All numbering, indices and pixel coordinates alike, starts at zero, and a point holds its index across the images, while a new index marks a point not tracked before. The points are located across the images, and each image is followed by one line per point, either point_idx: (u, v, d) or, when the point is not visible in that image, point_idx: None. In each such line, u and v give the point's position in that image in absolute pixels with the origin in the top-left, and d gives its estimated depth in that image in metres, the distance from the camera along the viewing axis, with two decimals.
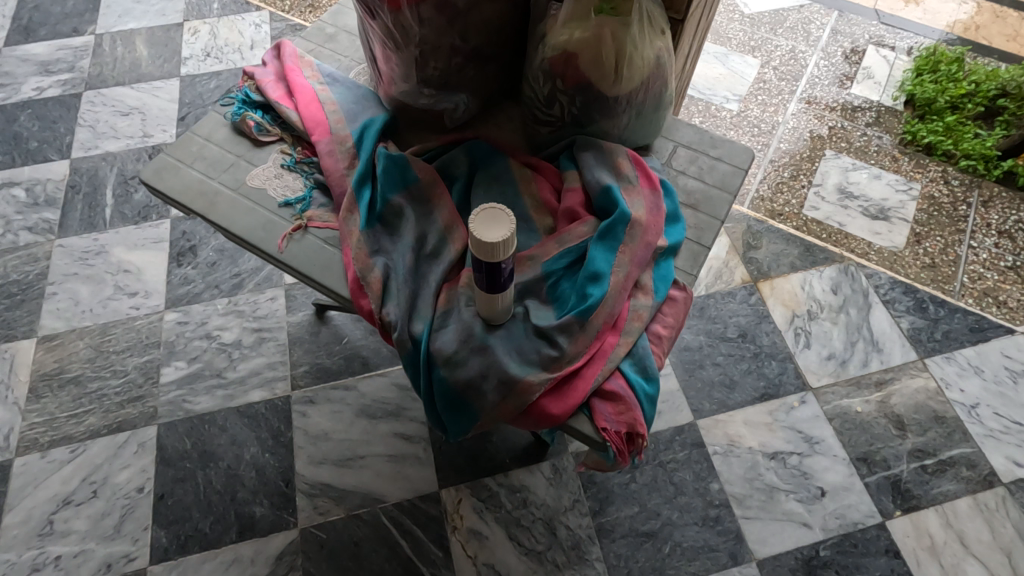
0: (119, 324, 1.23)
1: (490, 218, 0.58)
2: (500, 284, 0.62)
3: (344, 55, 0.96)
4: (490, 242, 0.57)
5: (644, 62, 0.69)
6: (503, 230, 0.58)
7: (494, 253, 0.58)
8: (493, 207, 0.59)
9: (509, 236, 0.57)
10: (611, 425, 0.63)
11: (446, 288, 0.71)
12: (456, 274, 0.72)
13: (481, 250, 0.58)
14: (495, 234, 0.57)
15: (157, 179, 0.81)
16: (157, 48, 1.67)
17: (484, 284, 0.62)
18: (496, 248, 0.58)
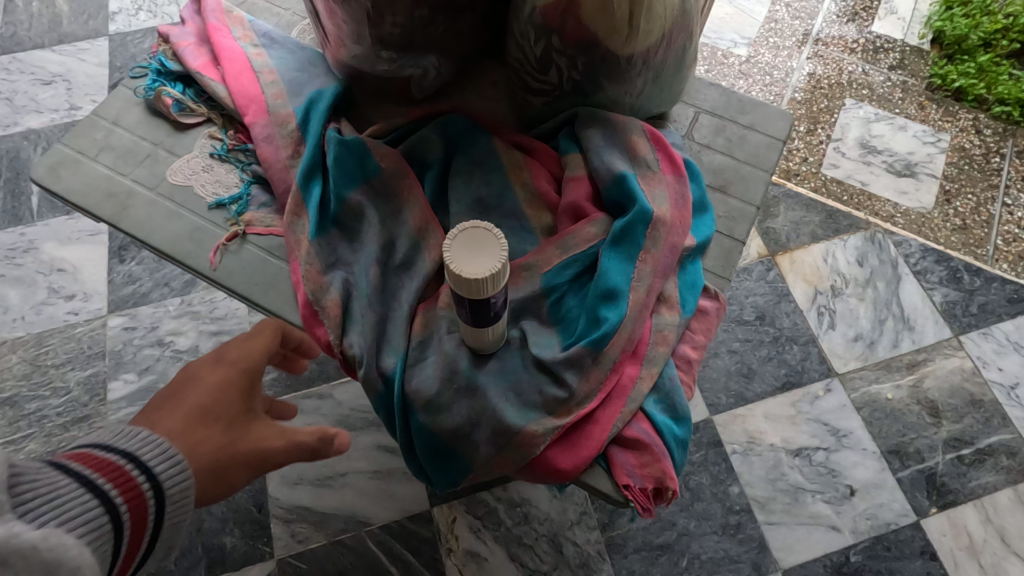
0: (56, 333, 1.08)
1: (474, 241, 0.45)
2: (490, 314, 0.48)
3: (284, 7, 0.77)
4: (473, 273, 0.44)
5: (667, 9, 0.53)
6: (490, 255, 0.44)
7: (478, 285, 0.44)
8: (479, 226, 0.45)
9: (499, 269, 0.44)
10: (635, 482, 0.51)
11: (422, 310, 0.57)
12: (434, 290, 0.58)
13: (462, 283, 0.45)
14: (479, 263, 0.44)
15: (52, 177, 0.65)
16: (78, 2, 1.43)
17: (469, 316, 0.48)
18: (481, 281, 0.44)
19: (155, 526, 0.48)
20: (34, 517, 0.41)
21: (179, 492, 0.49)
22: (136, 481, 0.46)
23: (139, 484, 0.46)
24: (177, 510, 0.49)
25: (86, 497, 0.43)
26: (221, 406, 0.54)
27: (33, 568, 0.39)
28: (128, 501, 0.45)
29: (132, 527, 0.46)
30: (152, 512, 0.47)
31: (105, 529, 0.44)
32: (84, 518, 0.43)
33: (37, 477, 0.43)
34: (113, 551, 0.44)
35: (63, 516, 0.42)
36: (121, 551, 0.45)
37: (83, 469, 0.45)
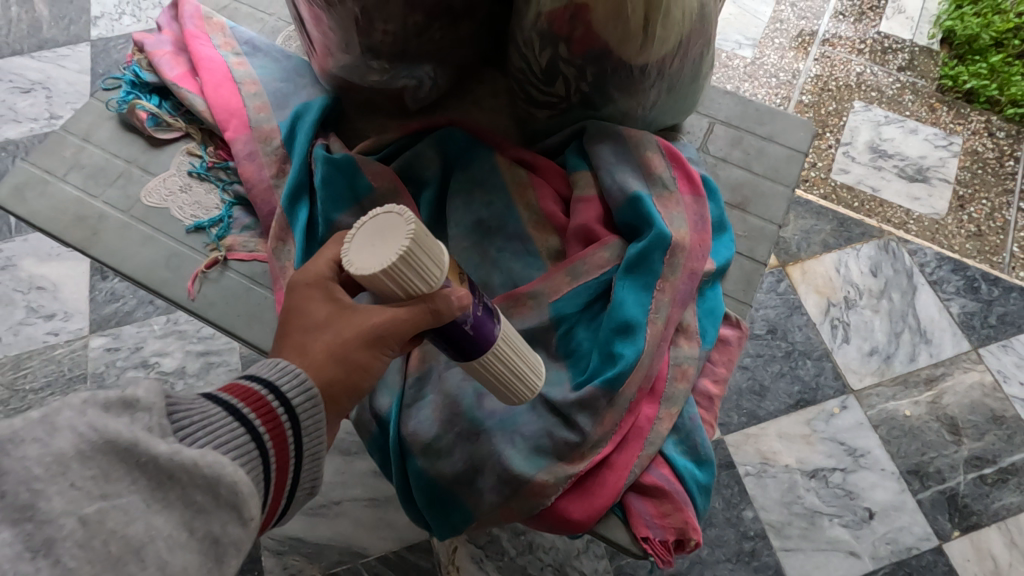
0: (35, 355, 1.03)
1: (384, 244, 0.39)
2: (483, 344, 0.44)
3: (268, 13, 0.73)
4: (408, 263, 0.38)
5: (684, 14, 0.48)
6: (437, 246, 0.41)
7: (428, 280, 0.39)
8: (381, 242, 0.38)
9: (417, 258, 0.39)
10: (654, 534, 0.47)
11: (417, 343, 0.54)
12: None
13: (398, 276, 0.38)
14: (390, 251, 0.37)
15: (16, 200, 0.60)
16: (59, 7, 1.38)
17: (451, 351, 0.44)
18: (431, 277, 0.39)
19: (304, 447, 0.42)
20: (189, 438, 0.37)
21: (316, 425, 0.43)
22: (282, 410, 0.41)
23: (276, 405, 0.41)
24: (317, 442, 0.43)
25: (234, 424, 0.39)
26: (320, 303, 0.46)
27: (192, 490, 0.35)
28: (277, 423, 0.40)
29: (281, 449, 0.40)
30: (305, 430, 0.42)
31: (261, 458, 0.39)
32: (240, 444, 0.38)
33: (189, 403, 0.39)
34: (268, 490, 0.40)
35: (211, 436, 0.37)
36: (275, 484, 0.41)
37: (225, 389, 0.41)
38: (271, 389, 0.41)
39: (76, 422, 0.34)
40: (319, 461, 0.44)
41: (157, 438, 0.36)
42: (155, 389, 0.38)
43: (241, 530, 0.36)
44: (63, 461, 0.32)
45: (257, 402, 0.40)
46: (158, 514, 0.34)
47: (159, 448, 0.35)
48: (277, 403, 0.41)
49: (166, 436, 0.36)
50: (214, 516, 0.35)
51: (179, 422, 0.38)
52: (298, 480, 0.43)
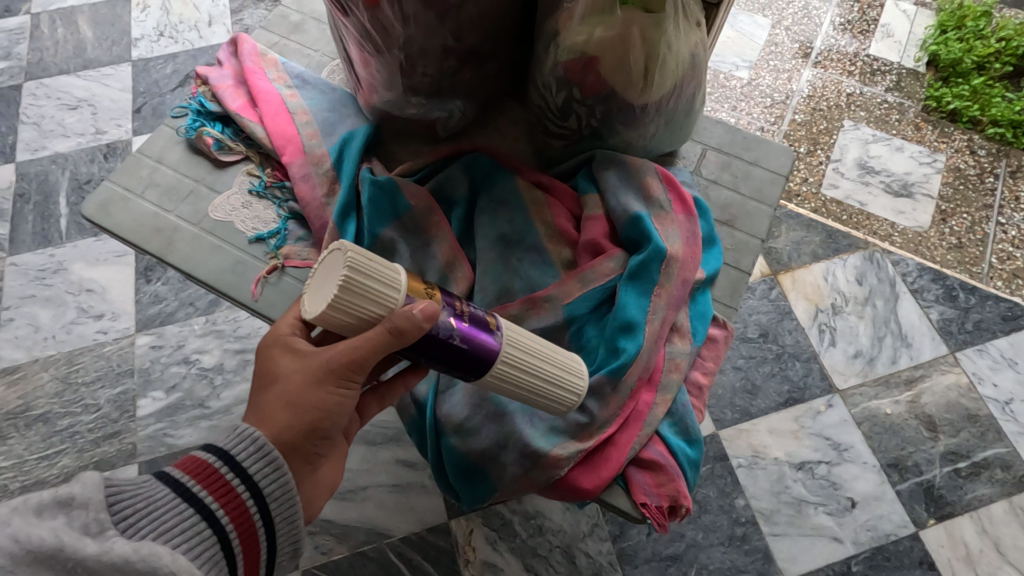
0: (86, 351, 1.12)
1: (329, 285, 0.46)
2: (477, 353, 0.49)
3: (314, 48, 0.82)
4: (356, 293, 0.45)
5: (678, 64, 0.58)
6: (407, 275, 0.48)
7: (384, 301, 0.46)
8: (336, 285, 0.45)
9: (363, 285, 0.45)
10: (651, 500, 0.56)
11: None
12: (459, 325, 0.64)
13: (353, 306, 0.45)
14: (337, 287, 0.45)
15: (102, 214, 0.69)
16: (102, 29, 1.46)
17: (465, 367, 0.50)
18: (388, 300, 0.46)
19: (273, 511, 0.50)
20: (130, 528, 0.45)
21: (278, 487, 0.50)
22: (229, 481, 0.48)
23: (221, 471, 0.49)
24: (287, 502, 0.51)
25: (180, 506, 0.47)
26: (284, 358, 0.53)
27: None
28: (221, 495, 0.48)
29: (235, 516, 0.48)
30: (264, 493, 0.49)
31: (209, 535, 0.47)
32: (184, 525, 0.46)
33: (134, 491, 0.47)
34: (234, 559, 0.48)
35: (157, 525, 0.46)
36: (240, 551, 0.48)
37: (175, 469, 0.49)
38: (217, 460, 0.49)
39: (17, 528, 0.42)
40: (296, 524, 0.52)
41: (86, 538, 0.43)
42: (93, 484, 0.46)
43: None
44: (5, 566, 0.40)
45: (201, 479, 0.48)
46: None
47: (86, 549, 0.42)
48: (222, 471, 0.49)
49: (102, 532, 0.44)
50: None
51: (120, 513, 0.46)
52: (274, 539, 0.51)
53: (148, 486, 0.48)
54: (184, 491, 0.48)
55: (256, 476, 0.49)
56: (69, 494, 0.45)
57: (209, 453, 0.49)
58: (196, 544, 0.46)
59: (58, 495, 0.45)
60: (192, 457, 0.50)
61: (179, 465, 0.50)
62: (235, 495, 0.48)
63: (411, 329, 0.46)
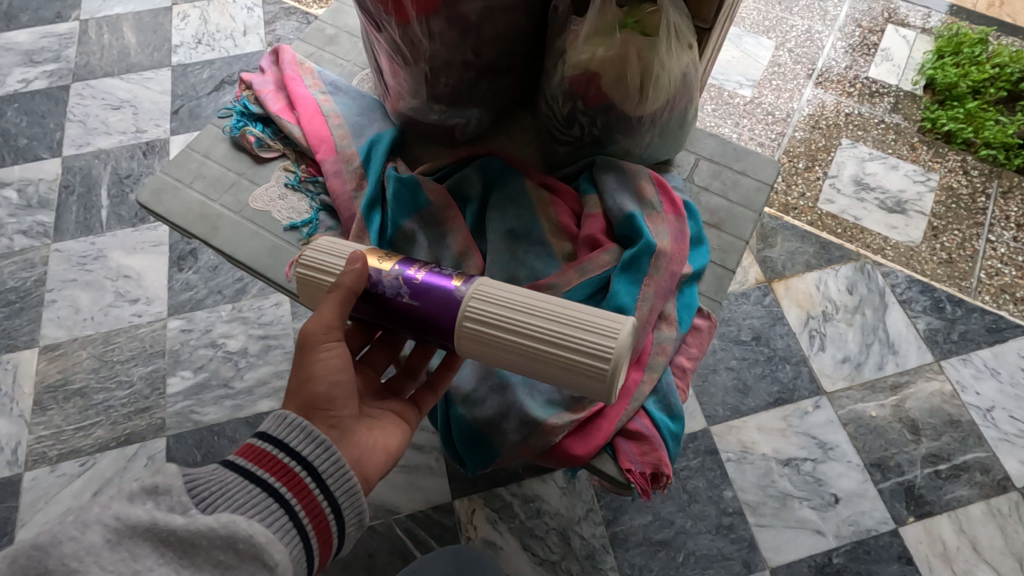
0: (121, 332, 1.21)
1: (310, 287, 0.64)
2: (432, 290, 0.59)
3: (346, 59, 0.91)
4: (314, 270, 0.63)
5: (670, 81, 0.65)
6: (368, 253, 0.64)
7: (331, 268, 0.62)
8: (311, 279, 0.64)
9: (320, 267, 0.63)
10: (635, 466, 0.63)
11: None
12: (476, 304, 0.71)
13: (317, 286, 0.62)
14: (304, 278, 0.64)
15: (155, 201, 0.78)
16: (145, 36, 1.56)
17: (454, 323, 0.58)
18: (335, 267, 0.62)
19: (334, 486, 0.53)
20: (209, 506, 0.48)
21: (332, 464, 0.54)
22: (287, 463, 0.52)
23: (277, 454, 0.53)
24: (344, 478, 0.54)
25: (249, 485, 0.50)
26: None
27: (215, 551, 0.45)
28: (282, 475, 0.52)
29: (299, 493, 0.51)
30: (321, 473, 0.53)
31: (280, 509, 0.50)
32: (255, 501, 0.49)
33: (206, 476, 0.50)
34: (305, 534, 0.50)
35: (231, 502, 0.49)
36: (311, 528, 0.51)
37: (236, 457, 0.53)
38: (272, 442, 0.53)
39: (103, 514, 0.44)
40: (358, 498, 0.55)
41: (175, 514, 0.46)
42: (173, 471, 0.48)
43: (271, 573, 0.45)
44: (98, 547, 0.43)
45: (261, 463, 0.52)
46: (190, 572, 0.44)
47: (176, 521, 0.45)
48: (279, 454, 0.53)
49: (187, 511, 0.46)
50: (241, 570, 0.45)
51: (200, 495, 0.48)
52: (340, 517, 0.54)
53: (215, 473, 0.50)
54: (249, 474, 0.51)
55: (310, 458, 0.54)
56: (154, 481, 0.47)
57: (265, 439, 0.54)
58: (270, 517, 0.49)
59: (144, 483, 0.47)
60: (247, 445, 0.54)
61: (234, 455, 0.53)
62: (296, 474, 0.52)
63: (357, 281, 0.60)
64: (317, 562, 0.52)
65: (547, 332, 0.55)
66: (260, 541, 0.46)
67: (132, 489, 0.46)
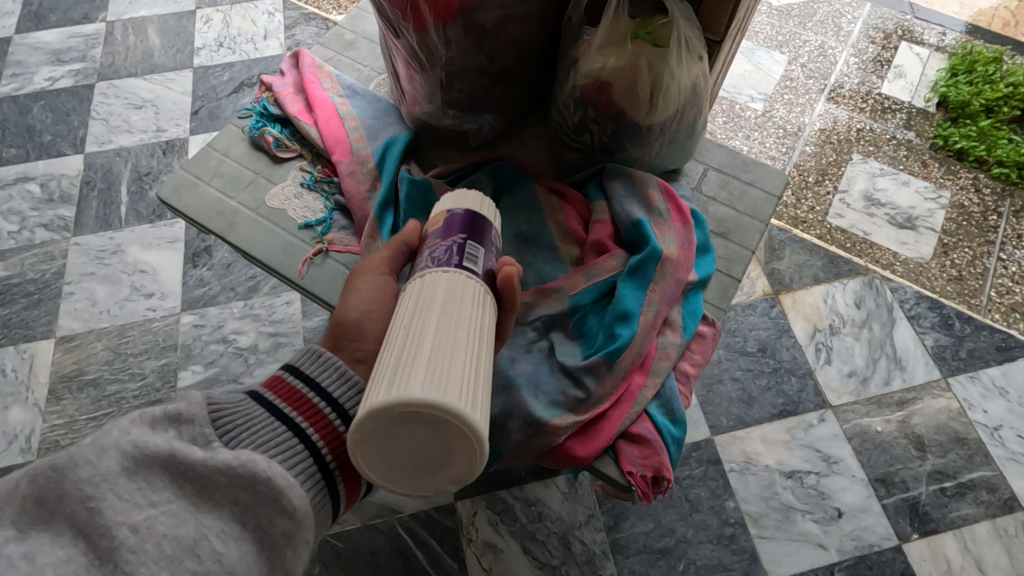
0: (136, 325, 1.23)
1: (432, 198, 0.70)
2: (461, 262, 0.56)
3: (364, 64, 0.93)
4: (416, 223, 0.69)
5: (681, 91, 0.67)
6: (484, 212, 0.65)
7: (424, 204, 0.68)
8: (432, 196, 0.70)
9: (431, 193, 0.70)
10: (637, 469, 0.64)
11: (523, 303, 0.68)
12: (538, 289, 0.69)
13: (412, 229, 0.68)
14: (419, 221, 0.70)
15: (175, 197, 0.80)
16: (169, 37, 1.60)
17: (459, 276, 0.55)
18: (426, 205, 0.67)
19: None
20: (231, 441, 0.49)
21: None
22: (315, 403, 0.54)
23: (306, 391, 0.54)
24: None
25: (273, 423, 0.52)
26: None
27: (234, 489, 0.46)
28: (308, 413, 0.53)
29: (325, 433, 0.52)
30: (349, 415, 0.54)
31: (304, 450, 0.51)
32: (279, 440, 0.51)
33: (233, 410, 0.51)
34: (329, 476, 0.51)
35: (255, 439, 0.50)
36: (337, 470, 0.52)
37: (264, 391, 0.54)
38: (295, 375, 0.55)
39: (120, 439, 0.45)
40: None
41: (194, 447, 0.47)
42: (196, 402, 0.49)
43: (289, 516, 0.47)
44: (114, 475, 0.44)
45: (287, 398, 0.54)
46: (207, 514, 0.45)
47: (195, 455, 0.46)
48: (307, 394, 0.54)
49: (208, 444, 0.48)
50: (261, 510, 0.47)
51: (224, 428, 0.50)
52: None
53: (242, 404, 0.52)
54: (274, 411, 0.53)
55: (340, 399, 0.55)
56: (177, 410, 0.49)
57: (293, 376, 0.55)
58: (294, 457, 0.50)
59: (166, 411, 0.49)
60: (273, 376, 0.56)
61: (262, 386, 0.55)
62: (322, 416, 0.53)
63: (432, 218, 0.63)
64: (344, 503, 0.54)
65: (395, 343, 0.48)
66: (279, 484, 0.47)
67: (155, 415, 0.48)
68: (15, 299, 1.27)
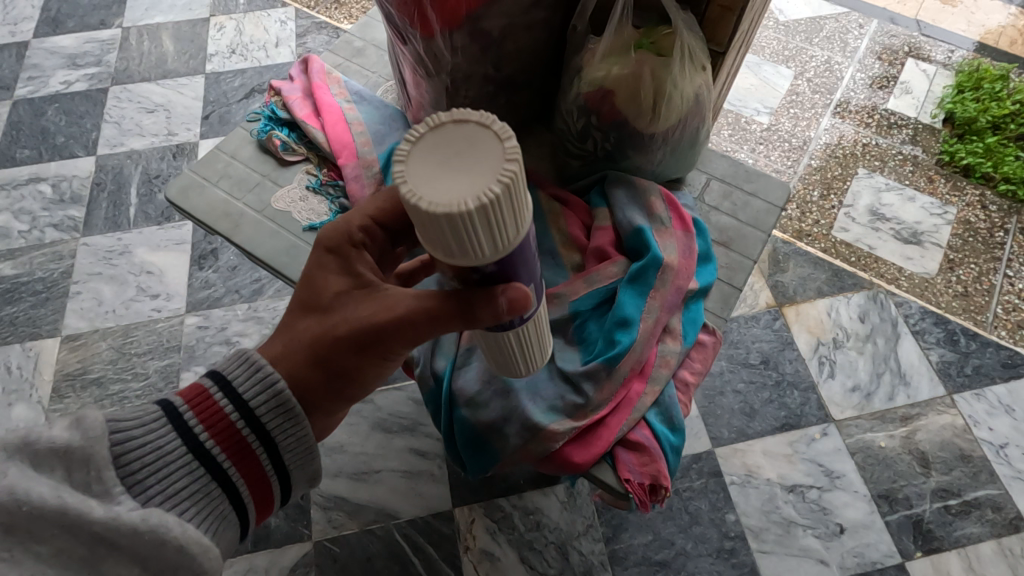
0: (140, 326, 1.24)
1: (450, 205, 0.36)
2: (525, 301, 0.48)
3: (372, 71, 0.95)
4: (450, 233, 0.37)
5: (684, 100, 0.67)
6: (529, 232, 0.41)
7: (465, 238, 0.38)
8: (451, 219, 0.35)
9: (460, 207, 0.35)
10: (635, 477, 0.63)
11: None
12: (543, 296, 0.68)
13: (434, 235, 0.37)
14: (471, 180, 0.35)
15: (182, 197, 0.81)
16: (182, 44, 1.63)
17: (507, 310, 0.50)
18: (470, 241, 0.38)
19: (281, 461, 0.58)
20: (141, 485, 0.53)
21: (292, 440, 0.58)
22: (243, 436, 0.56)
23: (230, 412, 0.56)
24: (298, 452, 0.59)
25: (191, 463, 0.55)
26: (325, 274, 0.58)
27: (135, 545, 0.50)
28: (228, 445, 0.56)
29: (244, 470, 0.57)
30: (276, 442, 0.57)
31: (218, 489, 0.56)
32: (195, 478, 0.55)
33: (150, 442, 0.54)
34: (244, 507, 0.58)
35: (167, 481, 0.54)
36: (251, 498, 0.58)
37: (188, 411, 0.56)
38: (219, 390, 0.56)
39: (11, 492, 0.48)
40: (310, 467, 0.61)
41: (94, 502, 0.50)
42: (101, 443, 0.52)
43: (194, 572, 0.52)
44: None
45: (207, 421, 0.56)
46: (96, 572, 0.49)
47: (95, 515, 0.49)
48: (234, 420, 0.56)
49: (109, 494, 0.51)
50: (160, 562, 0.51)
51: (133, 469, 0.53)
52: (285, 484, 0.60)
53: (159, 428, 0.55)
54: (192, 441, 0.55)
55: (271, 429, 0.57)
56: (75, 453, 0.51)
57: (224, 398, 0.56)
58: (209, 496, 0.55)
59: (60, 450, 0.51)
60: (198, 386, 0.57)
61: (186, 395, 0.57)
62: (244, 449, 0.56)
63: (497, 277, 0.42)
64: (257, 518, 0.61)
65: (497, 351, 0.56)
66: (188, 550, 0.51)
67: (42, 451, 0.50)
68: (22, 297, 1.28)
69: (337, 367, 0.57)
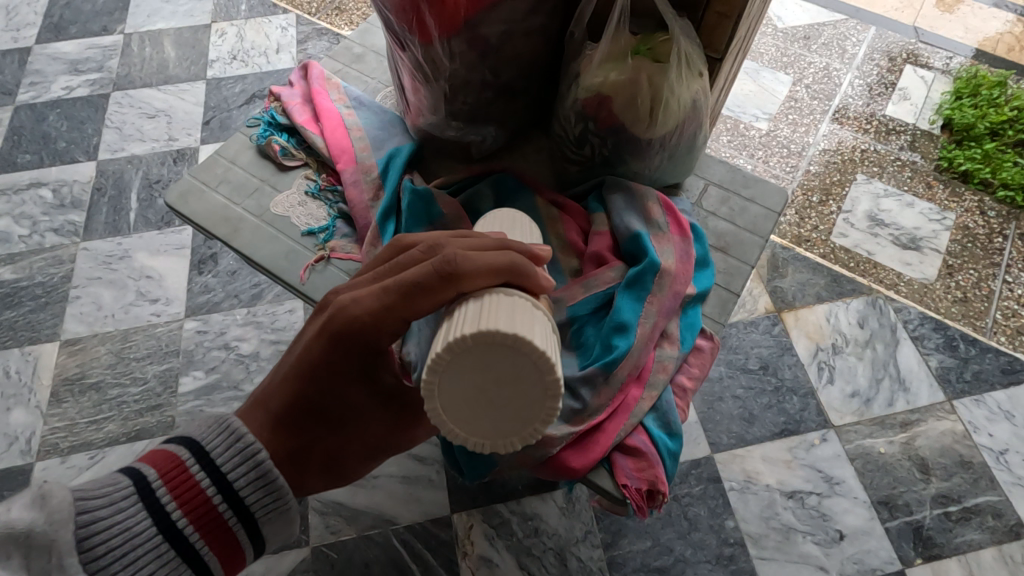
0: (139, 330, 1.24)
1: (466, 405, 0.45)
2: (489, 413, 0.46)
3: (371, 76, 0.95)
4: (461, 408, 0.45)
5: (681, 106, 0.68)
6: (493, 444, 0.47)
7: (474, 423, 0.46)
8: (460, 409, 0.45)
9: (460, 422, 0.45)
10: (632, 482, 0.63)
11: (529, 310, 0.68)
12: None
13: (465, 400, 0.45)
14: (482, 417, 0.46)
15: (181, 202, 0.81)
16: (184, 50, 1.64)
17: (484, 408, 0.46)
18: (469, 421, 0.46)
19: (257, 534, 0.55)
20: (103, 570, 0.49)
21: (269, 514, 0.55)
22: (219, 513, 0.53)
23: (205, 484, 0.52)
24: (275, 523, 0.56)
25: (159, 544, 0.51)
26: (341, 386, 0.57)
27: None
28: (199, 521, 0.52)
29: (217, 547, 0.53)
30: (255, 518, 0.55)
31: (189, 566, 0.52)
32: (164, 558, 0.51)
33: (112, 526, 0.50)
34: None
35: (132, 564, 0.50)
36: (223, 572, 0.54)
37: (157, 483, 0.52)
38: (195, 462, 0.53)
39: None
40: (286, 536, 0.58)
41: None
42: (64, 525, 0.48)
43: None
44: None
45: (180, 496, 0.52)
46: None
47: None
48: (208, 492, 0.52)
49: None
50: None
51: (95, 553, 0.49)
52: (259, 554, 0.57)
53: (128, 504, 0.51)
54: (163, 517, 0.51)
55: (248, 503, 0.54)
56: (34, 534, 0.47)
57: (199, 470, 0.53)
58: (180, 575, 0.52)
59: (15, 530, 0.46)
60: (171, 457, 0.53)
61: (157, 463, 0.53)
62: (219, 522, 0.53)
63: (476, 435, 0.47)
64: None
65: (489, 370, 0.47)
66: None
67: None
68: (22, 302, 1.28)
69: (348, 467, 0.63)
